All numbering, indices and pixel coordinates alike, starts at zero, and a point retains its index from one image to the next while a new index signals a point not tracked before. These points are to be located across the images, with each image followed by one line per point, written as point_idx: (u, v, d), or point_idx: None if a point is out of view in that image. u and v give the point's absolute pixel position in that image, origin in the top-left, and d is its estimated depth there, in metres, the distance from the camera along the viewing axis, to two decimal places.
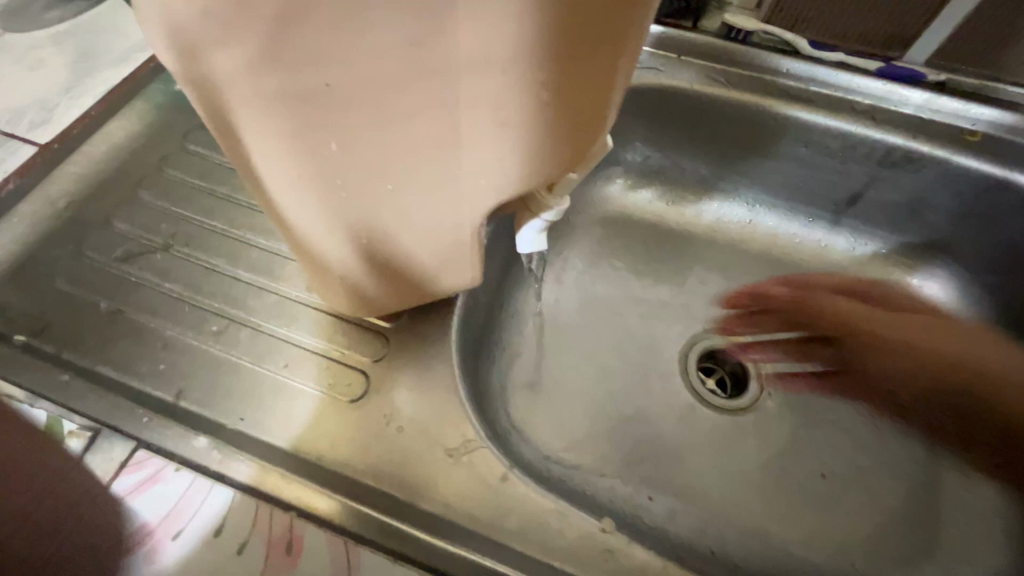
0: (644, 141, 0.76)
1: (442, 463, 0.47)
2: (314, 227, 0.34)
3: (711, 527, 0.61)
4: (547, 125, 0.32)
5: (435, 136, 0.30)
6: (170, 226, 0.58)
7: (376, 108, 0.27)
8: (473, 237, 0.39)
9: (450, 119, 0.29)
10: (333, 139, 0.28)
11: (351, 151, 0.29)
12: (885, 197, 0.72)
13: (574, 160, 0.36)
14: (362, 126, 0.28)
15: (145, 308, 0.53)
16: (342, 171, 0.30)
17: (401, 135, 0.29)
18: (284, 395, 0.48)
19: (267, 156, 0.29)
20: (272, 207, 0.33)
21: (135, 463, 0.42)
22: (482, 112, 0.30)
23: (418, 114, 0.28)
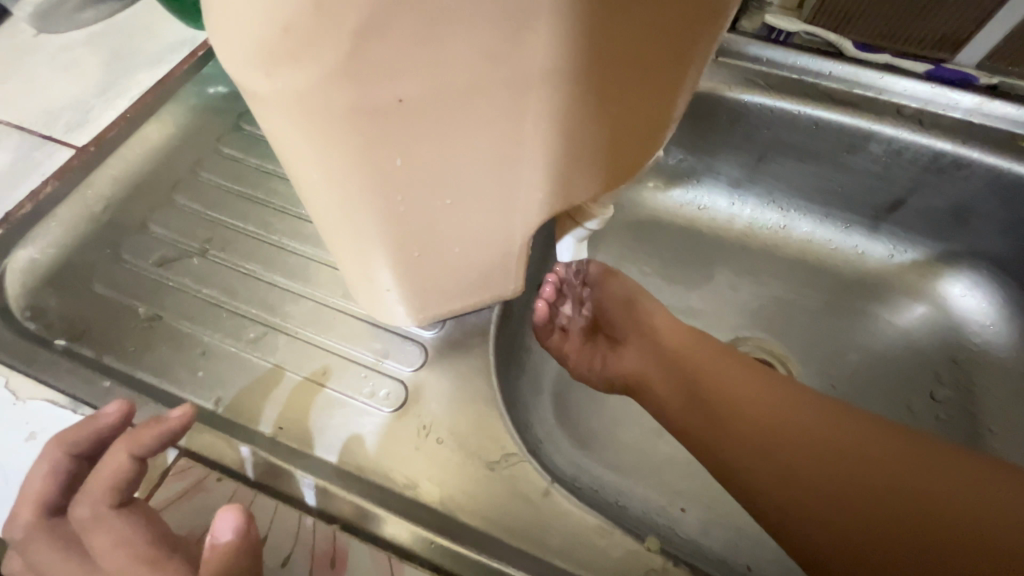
0: (677, 145, 0.74)
1: (480, 476, 0.46)
2: (366, 243, 0.33)
3: (748, 541, 0.60)
4: (611, 134, 0.31)
5: (499, 149, 0.29)
6: (205, 230, 0.57)
7: (442, 121, 0.26)
8: (524, 248, 0.38)
9: (515, 132, 0.28)
10: (397, 153, 0.27)
11: (413, 165, 0.28)
12: (929, 203, 0.69)
13: (632, 170, 0.35)
14: (427, 140, 0.27)
15: (181, 314, 0.52)
16: (400, 184, 0.29)
17: (464, 148, 0.28)
18: (322, 404, 0.48)
19: (329, 173, 0.28)
20: (324, 222, 0.32)
21: (178, 471, 0.42)
22: (547, 124, 0.29)
23: (484, 128, 0.28)
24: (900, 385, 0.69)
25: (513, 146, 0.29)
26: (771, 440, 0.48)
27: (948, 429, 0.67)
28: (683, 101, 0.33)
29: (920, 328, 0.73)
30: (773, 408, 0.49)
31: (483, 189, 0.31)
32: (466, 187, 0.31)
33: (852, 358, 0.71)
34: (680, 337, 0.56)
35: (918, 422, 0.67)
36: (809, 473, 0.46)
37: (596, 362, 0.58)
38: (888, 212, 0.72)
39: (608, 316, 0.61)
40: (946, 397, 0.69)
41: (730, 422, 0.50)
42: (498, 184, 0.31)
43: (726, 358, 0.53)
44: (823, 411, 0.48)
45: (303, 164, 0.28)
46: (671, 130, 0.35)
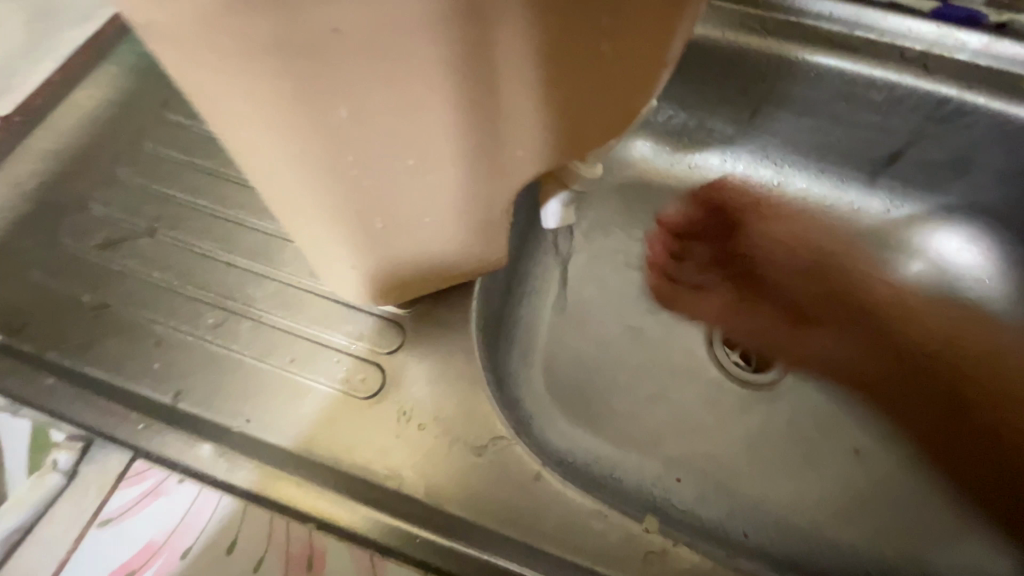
0: (668, 100, 0.69)
1: (467, 462, 0.43)
2: (318, 213, 0.29)
3: (743, 508, 0.59)
4: (595, 72, 0.27)
5: (467, 99, 0.25)
6: (154, 207, 0.52)
7: (395, 63, 0.22)
8: (504, 214, 0.34)
9: (485, 75, 0.24)
10: (343, 103, 0.23)
11: (364, 118, 0.24)
12: (928, 155, 0.65)
13: (619, 121, 0.31)
14: (378, 87, 0.23)
15: (131, 302, 0.47)
16: (351, 142, 0.25)
17: (427, 99, 0.24)
18: (292, 394, 0.44)
19: (257, 125, 0.23)
20: (267, 191, 0.28)
21: (134, 475, 0.39)
22: (521, 62, 0.24)
23: (447, 72, 0.23)
24: (895, 344, 0.68)
25: (484, 94, 0.25)
26: (894, 323, 0.69)
27: (943, 386, 0.66)
28: (681, 39, 0.28)
29: (916, 285, 0.71)
30: (905, 292, 0.70)
31: (451, 149, 0.27)
32: (431, 147, 0.27)
33: (848, 318, 0.69)
34: (868, 259, 0.72)
35: (913, 381, 0.66)
36: (931, 340, 0.68)
37: (772, 292, 0.71)
38: (886, 165, 0.69)
39: (788, 253, 0.73)
40: (940, 354, 0.67)
41: (874, 311, 0.69)
42: (469, 142, 0.27)
43: (870, 267, 0.72)
44: (902, 301, 0.70)
45: (230, 123, 0.23)
46: (666, 75, 0.31)
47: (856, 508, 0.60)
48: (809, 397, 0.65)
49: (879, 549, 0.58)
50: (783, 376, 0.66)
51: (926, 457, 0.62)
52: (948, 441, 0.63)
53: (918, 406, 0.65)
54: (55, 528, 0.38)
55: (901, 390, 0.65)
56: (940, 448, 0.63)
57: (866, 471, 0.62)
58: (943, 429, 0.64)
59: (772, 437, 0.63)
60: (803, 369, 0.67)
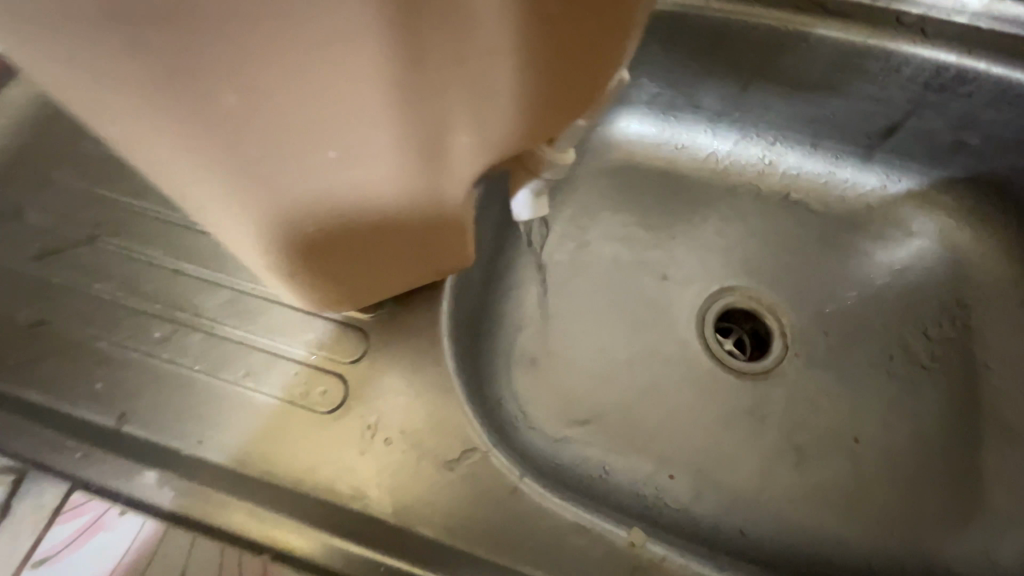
0: (652, 77, 0.65)
1: (438, 478, 0.40)
2: (238, 206, 0.28)
3: (741, 506, 0.56)
4: (531, 62, 0.23)
5: (373, 90, 0.22)
6: (94, 212, 0.48)
7: (272, 51, 0.19)
8: (449, 202, 0.32)
9: (389, 65, 0.21)
10: (227, 91, 0.21)
11: (256, 107, 0.22)
12: (927, 126, 0.61)
13: (572, 108, 0.28)
14: (261, 76, 0.20)
15: (72, 317, 0.44)
16: (250, 132, 0.23)
17: (324, 88, 0.22)
18: (247, 411, 0.41)
19: (140, 114, 0.22)
20: (186, 179, 0.26)
21: (72, 508, 0.36)
22: (432, 53, 0.21)
23: (340, 60, 0.20)
24: (896, 326, 0.64)
25: (393, 86, 0.22)
26: None
27: (946, 369, 0.63)
28: (640, 15, 0.24)
29: (917, 263, 0.67)
30: None
31: (367, 141, 0.25)
32: (342, 139, 0.24)
33: (847, 299, 0.66)
34: None
35: (915, 365, 0.63)
36: None
37: None
38: (883, 138, 0.64)
39: None
40: (941, 335, 0.64)
41: None
42: (388, 134, 0.25)
43: None
44: None
45: (118, 108, 0.21)
46: (628, 55, 0.26)
47: (857, 500, 0.57)
48: (806, 386, 0.62)
49: (882, 543, 0.55)
50: (780, 364, 0.63)
51: (931, 444, 0.59)
52: (954, 427, 0.60)
53: (921, 391, 0.62)
54: None
55: (903, 375, 0.62)
56: (946, 434, 0.60)
57: (869, 460, 0.59)
58: (948, 414, 0.60)
59: (768, 430, 0.60)
60: (800, 357, 0.63)
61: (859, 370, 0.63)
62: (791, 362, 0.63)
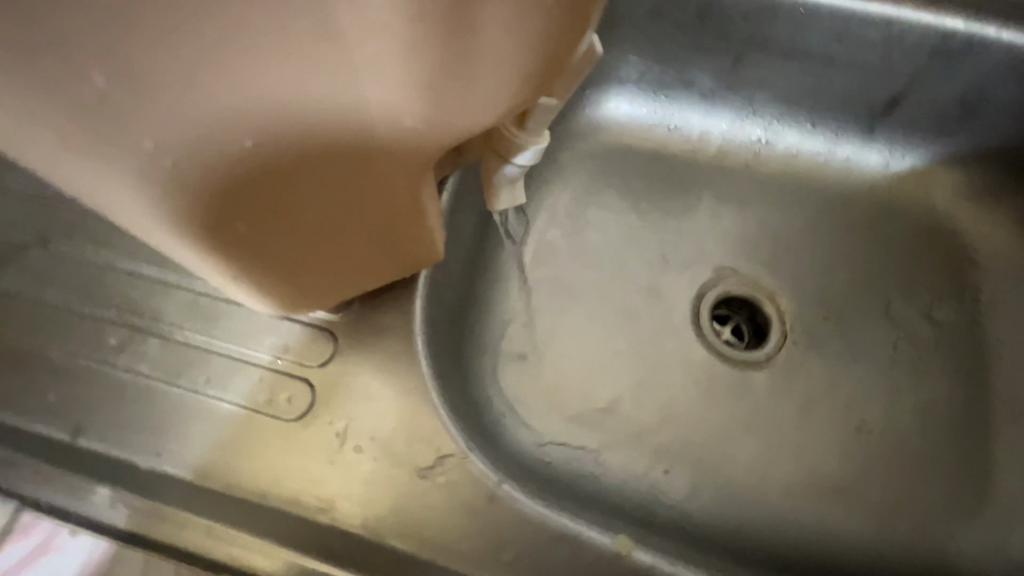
0: (640, 53, 0.62)
1: (411, 487, 0.37)
2: (152, 205, 0.25)
3: (739, 503, 0.54)
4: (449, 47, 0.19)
5: (262, 69, 0.19)
6: (45, 214, 0.45)
7: (127, 25, 0.17)
8: (394, 198, 0.29)
9: (287, 33, 0.18)
10: (94, 72, 0.19)
11: (134, 91, 0.19)
12: (932, 98, 0.58)
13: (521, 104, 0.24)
14: (126, 54, 0.18)
15: (23, 324, 0.42)
16: (137, 119, 0.21)
17: (205, 67, 0.19)
18: (209, 421, 0.38)
19: (10, 101, 0.20)
20: (101, 175, 0.24)
21: (22, 529, 0.35)
22: (318, 27, 0.18)
23: (211, 35, 0.18)
24: (900, 311, 0.61)
25: (301, 55, 0.19)
26: None
27: (954, 354, 0.60)
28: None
29: (922, 244, 0.64)
30: None
31: (275, 128, 0.22)
32: (245, 128, 0.22)
33: (848, 284, 0.63)
34: None
35: (921, 351, 0.60)
36: None
37: None
38: (886, 112, 0.61)
39: None
40: (946, 318, 0.61)
41: None
42: (296, 119, 0.22)
43: None
44: None
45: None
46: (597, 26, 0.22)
47: (859, 494, 0.55)
48: (806, 376, 0.59)
49: (885, 539, 0.53)
50: (778, 353, 0.60)
51: (937, 434, 0.57)
52: (962, 415, 0.57)
53: (927, 379, 0.59)
54: None
55: (909, 362, 0.59)
56: (953, 423, 0.57)
57: (872, 453, 0.56)
58: (956, 401, 0.58)
59: (767, 422, 0.57)
60: (800, 345, 0.61)
61: (861, 358, 0.60)
62: (791, 351, 0.60)
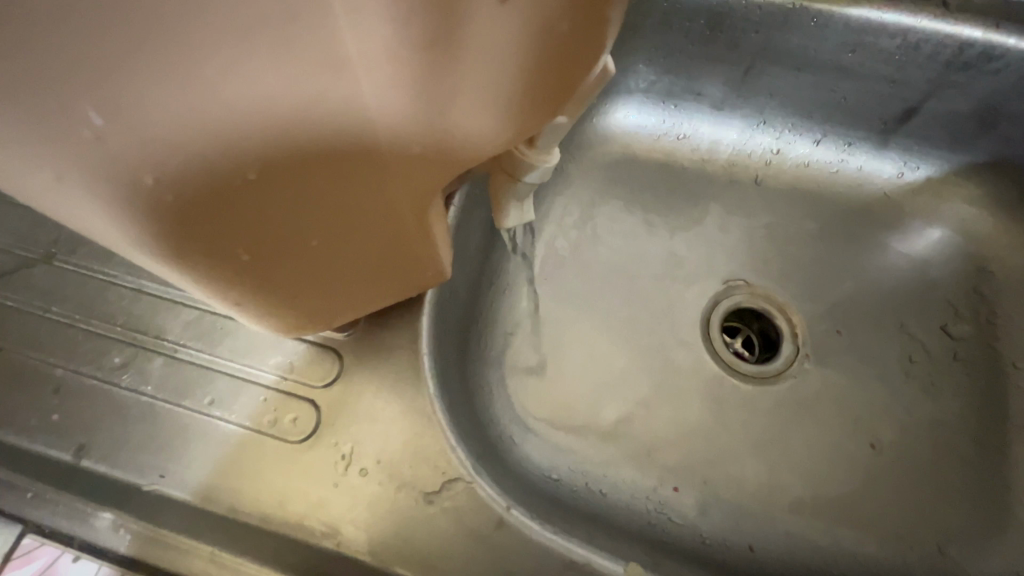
0: (649, 63, 0.61)
1: (417, 512, 0.37)
2: (148, 242, 0.25)
3: (750, 522, 0.53)
4: (465, 70, 0.19)
5: (271, 99, 0.19)
6: (49, 229, 0.45)
7: (134, 67, 0.16)
8: (401, 218, 0.28)
9: (299, 71, 0.18)
10: (90, 108, 0.18)
11: (134, 131, 0.19)
12: (949, 107, 0.56)
13: (539, 122, 0.23)
14: (125, 89, 0.17)
15: (28, 343, 0.41)
16: (135, 154, 0.20)
17: (211, 98, 0.18)
18: (212, 442, 0.38)
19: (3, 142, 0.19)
20: (95, 212, 0.23)
21: (22, 555, 0.34)
22: (330, 51, 0.18)
23: (217, 66, 0.17)
24: (915, 325, 0.60)
25: (313, 90, 0.19)
26: None
27: (971, 371, 0.58)
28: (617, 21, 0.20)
29: (937, 257, 0.62)
30: None
31: (283, 155, 0.21)
32: (251, 158, 0.21)
33: (862, 298, 0.61)
34: None
35: (936, 367, 0.58)
36: None
37: None
38: (899, 123, 0.60)
39: None
40: (963, 333, 0.60)
41: None
42: (303, 154, 0.21)
43: None
44: None
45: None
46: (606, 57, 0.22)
47: (874, 515, 0.53)
48: (819, 392, 0.58)
49: (901, 561, 0.52)
50: (790, 368, 0.59)
51: (954, 453, 0.55)
52: (980, 434, 0.56)
53: (943, 396, 0.57)
54: None
55: (924, 378, 0.58)
56: (971, 442, 0.56)
57: (887, 472, 0.55)
58: (973, 420, 0.56)
59: (779, 439, 0.56)
60: (812, 360, 0.59)
61: (875, 373, 0.58)
62: (804, 366, 0.59)
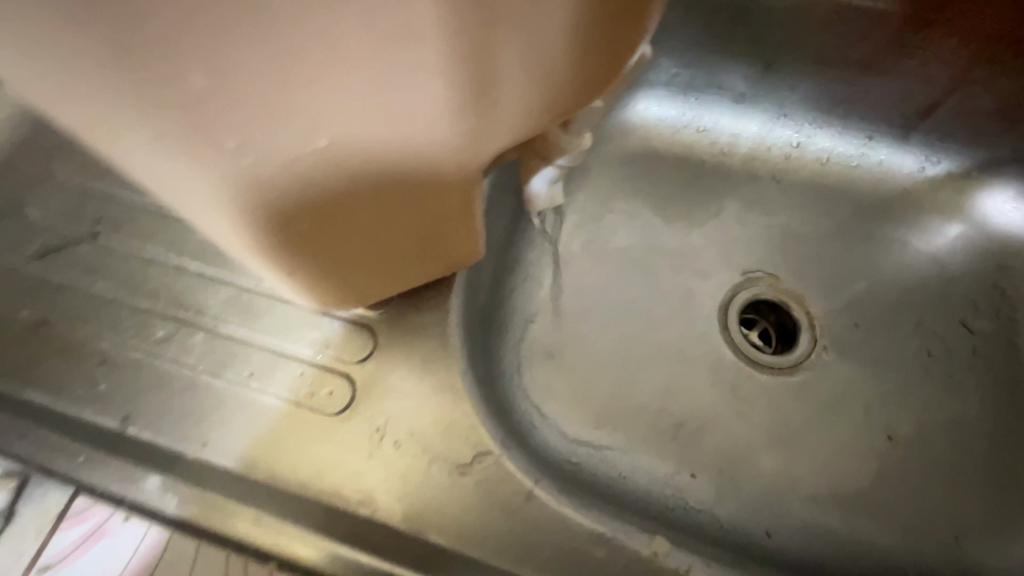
0: (671, 56, 0.62)
1: (449, 484, 0.38)
2: (210, 206, 0.25)
3: (767, 508, 0.53)
4: (546, 34, 0.20)
5: (365, 74, 0.19)
6: (93, 208, 0.46)
7: (244, 37, 0.17)
8: (456, 196, 0.28)
9: (399, 50, 0.18)
10: (194, 70, 0.17)
11: (227, 100, 0.19)
12: (971, 104, 0.57)
13: (589, 88, 0.25)
14: (231, 59, 0.17)
15: (73, 317, 0.43)
16: (225, 115, 0.19)
17: (307, 70, 0.18)
18: (251, 413, 0.39)
19: (93, 102, 0.19)
20: (164, 174, 0.23)
21: (75, 515, 0.36)
22: (432, 34, 0.18)
23: (324, 40, 0.17)
24: (933, 319, 0.60)
25: (405, 69, 0.19)
26: None
27: (988, 364, 0.59)
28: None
29: (956, 252, 0.63)
30: None
31: (364, 125, 0.21)
32: (330, 129, 0.21)
33: (880, 291, 0.62)
34: None
35: (953, 359, 0.59)
36: None
37: None
38: (922, 118, 0.60)
39: None
40: (981, 328, 0.60)
41: None
42: (379, 131, 0.22)
43: None
44: None
45: (85, 90, 0.18)
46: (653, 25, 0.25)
47: (890, 504, 0.54)
48: (837, 382, 0.59)
49: (918, 550, 0.52)
50: (808, 360, 0.60)
51: (971, 445, 0.56)
52: (998, 427, 0.56)
53: (960, 389, 0.58)
54: None
55: (941, 371, 0.59)
56: (988, 435, 0.56)
57: (903, 462, 0.55)
58: (990, 413, 0.57)
59: (796, 428, 0.57)
60: (829, 352, 0.60)
61: (893, 366, 0.59)
62: (821, 357, 0.60)
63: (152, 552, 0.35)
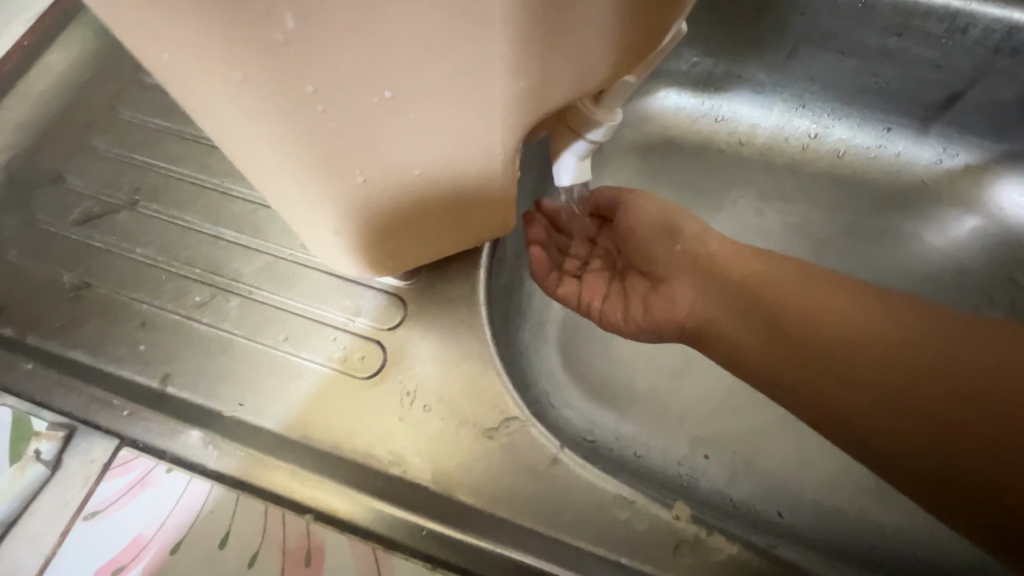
0: (692, 45, 0.62)
1: (476, 448, 0.39)
2: (269, 163, 0.25)
3: (779, 488, 0.54)
4: None
5: (442, 16, 0.20)
6: (133, 178, 0.48)
7: None
8: (504, 162, 0.29)
9: None
10: (286, 7, 0.18)
11: (311, 43, 0.19)
12: (993, 95, 0.57)
13: (634, 51, 0.26)
14: None
15: (113, 281, 0.44)
16: (309, 61, 0.20)
17: (390, 10, 0.19)
18: (287, 375, 0.41)
19: (180, 44, 0.19)
20: (229, 125, 0.23)
21: (121, 465, 0.37)
22: None
23: None
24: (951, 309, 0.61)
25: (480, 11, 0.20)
26: None
27: None
28: None
29: (972, 243, 0.63)
30: None
31: (428, 74, 0.22)
32: (398, 78, 0.22)
33: (899, 280, 0.61)
34: None
35: None
36: None
37: None
38: (942, 109, 0.61)
39: None
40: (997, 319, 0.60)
41: None
42: (443, 80, 0.22)
43: None
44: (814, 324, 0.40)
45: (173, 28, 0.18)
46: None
47: None
48: None
49: (928, 532, 0.53)
50: None
51: None
52: None
53: None
54: (36, 525, 0.36)
55: None
56: None
57: None
58: None
59: None
60: None
61: None
62: None
63: (195, 501, 0.36)
